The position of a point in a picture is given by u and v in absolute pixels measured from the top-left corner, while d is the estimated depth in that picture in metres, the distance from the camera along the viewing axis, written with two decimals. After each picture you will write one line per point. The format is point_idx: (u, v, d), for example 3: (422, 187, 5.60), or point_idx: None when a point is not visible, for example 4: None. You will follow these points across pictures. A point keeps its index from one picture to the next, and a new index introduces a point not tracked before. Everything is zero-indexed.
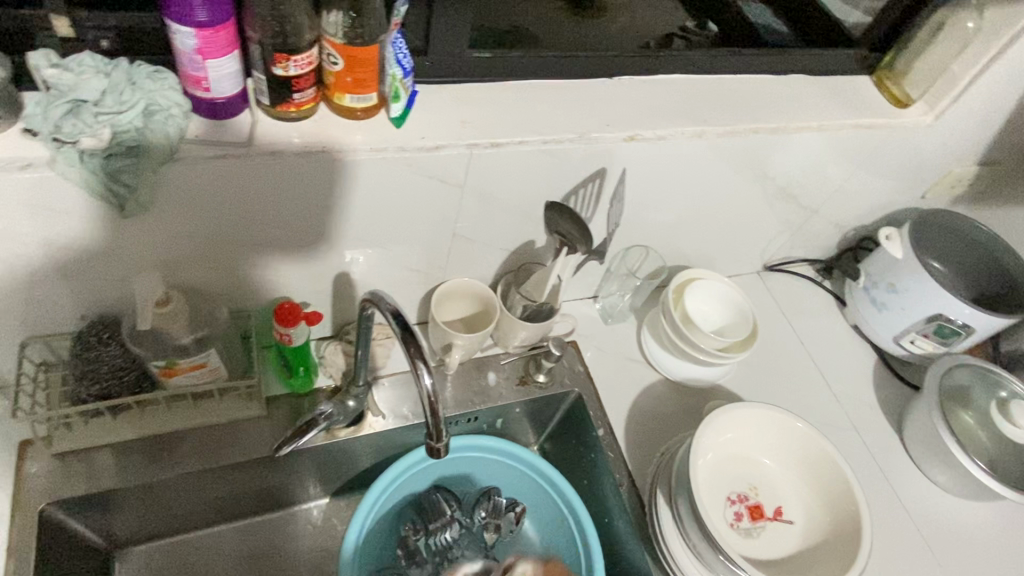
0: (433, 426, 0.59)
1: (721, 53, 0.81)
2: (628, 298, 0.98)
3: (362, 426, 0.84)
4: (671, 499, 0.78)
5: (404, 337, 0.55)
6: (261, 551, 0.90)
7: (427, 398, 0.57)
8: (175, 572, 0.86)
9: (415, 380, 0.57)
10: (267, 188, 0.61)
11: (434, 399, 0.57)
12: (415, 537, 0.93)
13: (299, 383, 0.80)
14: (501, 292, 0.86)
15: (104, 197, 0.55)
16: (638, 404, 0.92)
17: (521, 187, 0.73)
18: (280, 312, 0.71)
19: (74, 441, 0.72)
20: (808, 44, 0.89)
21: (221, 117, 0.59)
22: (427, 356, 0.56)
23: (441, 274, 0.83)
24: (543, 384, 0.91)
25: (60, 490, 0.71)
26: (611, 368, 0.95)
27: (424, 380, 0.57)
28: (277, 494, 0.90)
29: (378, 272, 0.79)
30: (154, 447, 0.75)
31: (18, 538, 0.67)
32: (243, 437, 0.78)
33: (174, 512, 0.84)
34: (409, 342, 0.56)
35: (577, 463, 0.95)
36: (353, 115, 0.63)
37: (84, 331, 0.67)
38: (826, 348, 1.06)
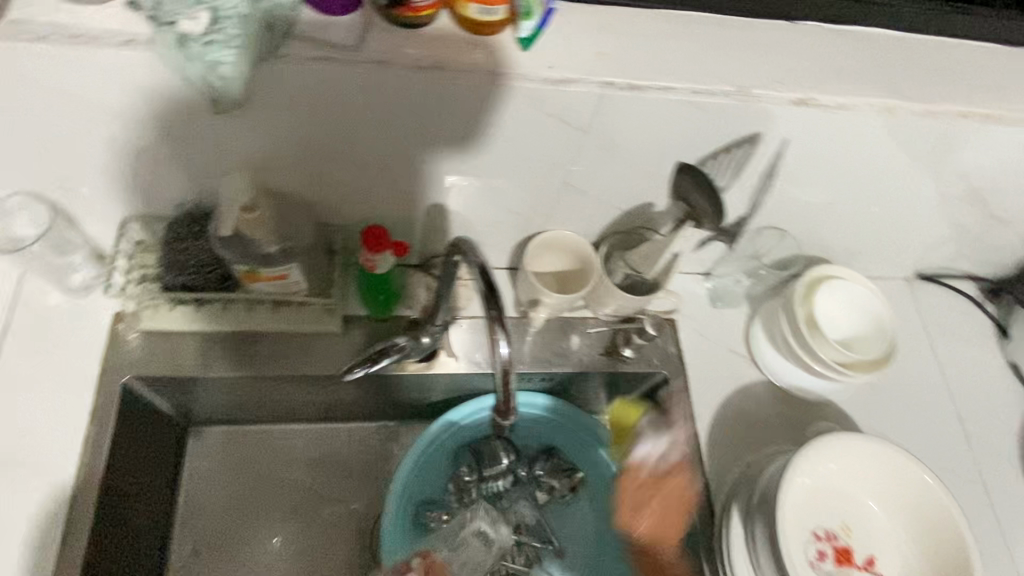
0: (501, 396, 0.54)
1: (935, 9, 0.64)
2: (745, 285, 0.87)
3: (433, 363, 0.81)
4: (748, 519, 0.70)
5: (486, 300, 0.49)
6: (324, 459, 0.92)
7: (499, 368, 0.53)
8: (241, 459, 0.90)
9: (490, 348, 0.52)
10: (371, 100, 0.55)
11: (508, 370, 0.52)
12: (467, 479, 0.89)
13: (377, 309, 0.77)
14: (604, 253, 0.77)
15: (202, 86, 0.50)
16: (731, 404, 0.82)
17: (652, 141, 0.62)
18: (368, 236, 0.68)
19: (159, 324, 0.73)
20: None
21: (333, 13, 0.52)
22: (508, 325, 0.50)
23: (541, 222, 0.75)
24: (628, 360, 0.83)
25: (143, 368, 0.73)
26: (708, 357, 0.84)
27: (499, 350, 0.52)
28: (342, 408, 0.90)
29: (474, 210, 0.72)
30: (232, 344, 0.75)
31: (100, 406, 0.70)
32: (316, 351, 0.77)
33: (245, 405, 0.86)
34: (490, 304, 0.52)
35: None
36: (476, 30, 0.54)
37: (177, 220, 0.66)
38: (971, 385, 0.90)
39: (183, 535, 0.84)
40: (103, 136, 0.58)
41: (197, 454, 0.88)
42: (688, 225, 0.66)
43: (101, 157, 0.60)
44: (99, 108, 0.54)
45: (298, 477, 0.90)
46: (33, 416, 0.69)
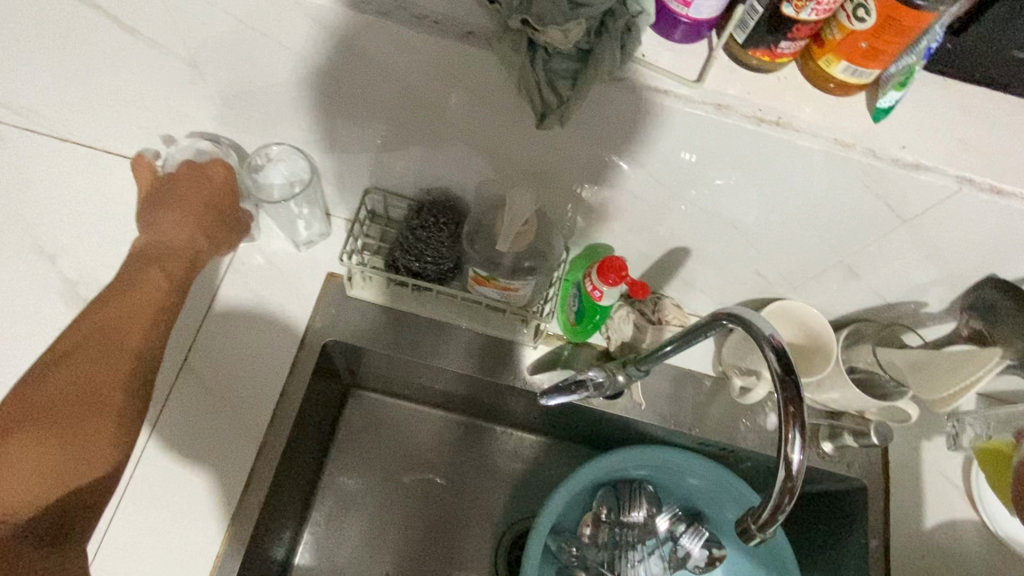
0: (768, 509, 0.46)
1: None
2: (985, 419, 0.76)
3: (614, 402, 0.76)
4: None
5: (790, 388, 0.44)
6: (468, 456, 0.90)
7: (781, 477, 0.45)
8: (390, 433, 0.90)
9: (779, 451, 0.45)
10: (686, 143, 0.49)
11: (792, 485, 0.45)
12: (606, 520, 0.88)
13: (576, 334, 0.73)
14: (845, 341, 0.69)
15: (529, 96, 0.45)
16: (935, 538, 0.72)
17: (974, 247, 0.53)
18: (605, 264, 0.63)
19: (371, 293, 0.74)
20: None
21: (677, 41, 0.47)
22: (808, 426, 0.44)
23: (783, 291, 0.68)
24: (827, 456, 0.75)
25: (344, 334, 0.73)
26: (917, 477, 0.75)
27: (791, 457, 0.45)
28: (498, 412, 0.88)
29: (717, 262, 0.66)
30: (429, 332, 0.74)
31: (301, 362, 0.71)
32: (507, 361, 0.74)
33: (413, 384, 0.86)
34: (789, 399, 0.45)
35: (809, 548, 0.81)
36: (826, 87, 0.47)
37: (424, 206, 0.65)
38: None
39: (326, 491, 0.85)
40: (390, 113, 0.56)
41: (355, 415, 0.90)
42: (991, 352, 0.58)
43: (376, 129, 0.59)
44: (403, 87, 0.52)
45: (441, 465, 0.89)
46: (241, 356, 0.70)
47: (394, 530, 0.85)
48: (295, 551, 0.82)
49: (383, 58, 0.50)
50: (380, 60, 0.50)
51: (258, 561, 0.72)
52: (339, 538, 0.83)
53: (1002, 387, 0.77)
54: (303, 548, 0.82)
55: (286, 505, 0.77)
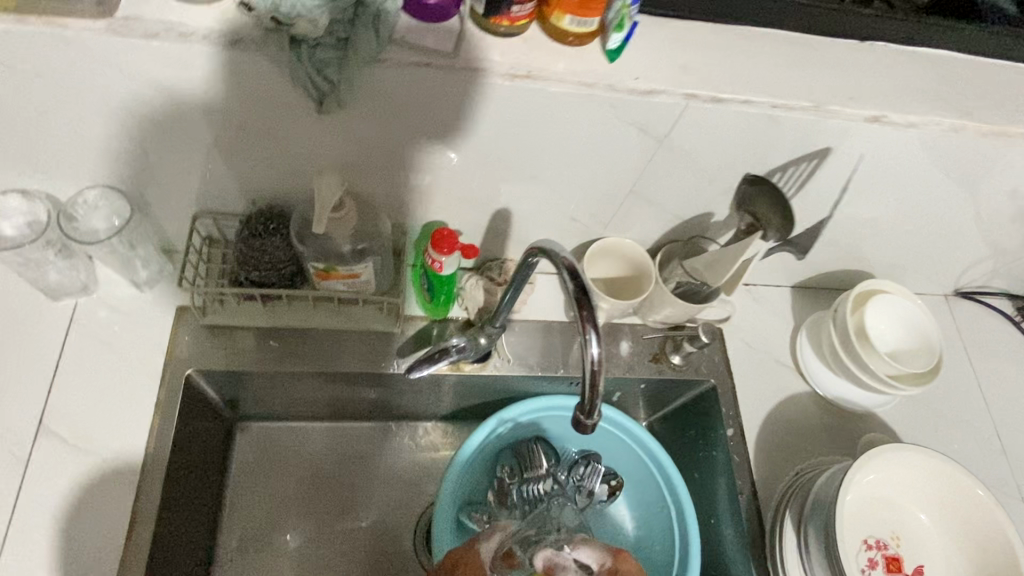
0: (590, 399, 0.53)
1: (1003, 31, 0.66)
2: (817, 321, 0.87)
3: (486, 365, 0.82)
4: (802, 528, 0.71)
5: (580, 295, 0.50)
6: (367, 457, 0.93)
7: (588, 367, 0.52)
8: (288, 457, 0.91)
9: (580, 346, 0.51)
10: (462, 106, 0.56)
11: (596, 371, 0.52)
12: (510, 481, 0.92)
13: (435, 310, 0.78)
14: (660, 261, 0.79)
15: (306, 87, 0.51)
16: (778, 413, 0.84)
17: (724, 153, 0.64)
18: (437, 236, 0.68)
19: (225, 317, 0.75)
20: None
21: (431, 21, 0.54)
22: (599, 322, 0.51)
23: (602, 229, 0.77)
24: (677, 367, 0.85)
25: (206, 361, 0.74)
26: (754, 365, 0.86)
27: (590, 348, 0.51)
28: (388, 407, 0.92)
29: (537, 215, 0.74)
30: (293, 340, 0.77)
31: (166, 397, 0.71)
32: (374, 350, 0.78)
33: (297, 401, 0.88)
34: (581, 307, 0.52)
35: (687, 452, 0.90)
36: (564, 40, 0.56)
37: (252, 218, 0.67)
38: (1008, 400, 0.92)
39: (230, 528, 0.85)
40: (192, 132, 0.59)
41: (246, 447, 0.90)
42: (755, 236, 0.67)
43: (184, 151, 0.62)
44: (196, 104, 0.56)
45: (343, 473, 0.92)
46: (100, 405, 0.69)
47: (308, 548, 0.86)
48: None
49: (167, 78, 0.53)
50: (164, 81, 0.53)
51: None
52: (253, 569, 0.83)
53: (803, 275, 0.90)
54: None
55: (185, 550, 0.76)
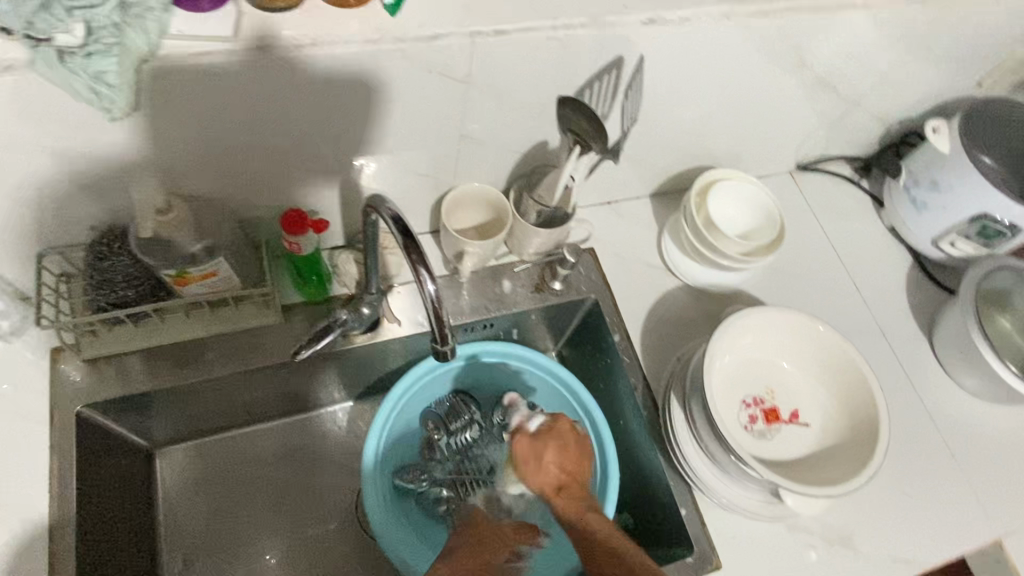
0: (438, 329, 0.61)
1: None
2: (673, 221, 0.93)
3: (379, 332, 0.85)
4: (685, 403, 0.79)
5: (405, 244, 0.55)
6: (295, 449, 0.96)
7: (429, 303, 0.58)
8: (216, 469, 0.92)
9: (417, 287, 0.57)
10: (261, 86, 0.58)
11: (437, 305, 0.59)
12: (437, 437, 0.97)
13: (313, 292, 0.81)
14: (514, 198, 0.83)
15: (92, 100, 0.53)
16: (657, 310, 0.90)
17: (531, 80, 0.68)
18: (286, 219, 0.69)
19: (101, 348, 0.75)
20: None
21: (206, 9, 0.55)
22: (430, 263, 0.56)
23: (451, 179, 0.80)
24: (559, 292, 0.90)
25: (93, 394, 0.74)
26: (629, 274, 0.92)
27: (426, 287, 0.57)
28: (302, 397, 0.94)
29: (384, 179, 0.77)
30: (179, 353, 0.78)
31: (60, 438, 0.71)
32: (263, 344, 0.80)
33: (208, 414, 0.88)
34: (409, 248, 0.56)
35: (591, 368, 0.97)
36: (344, 3, 0.58)
37: (94, 241, 0.68)
38: (859, 251, 1.02)
39: (171, 550, 0.86)
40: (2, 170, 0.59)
41: (170, 471, 0.90)
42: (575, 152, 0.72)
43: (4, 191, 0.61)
44: None
45: (275, 471, 0.94)
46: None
47: (253, 547, 0.89)
48: None
49: None
50: None
51: None
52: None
53: (657, 181, 0.97)
54: None
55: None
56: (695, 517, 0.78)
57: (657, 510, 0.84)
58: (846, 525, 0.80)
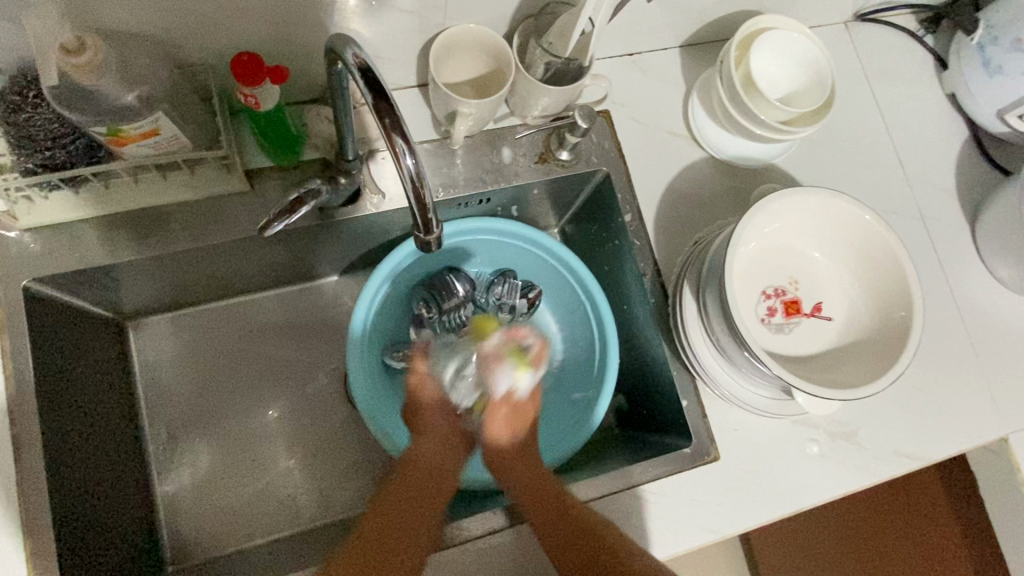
0: (420, 217, 0.52)
1: None
2: (704, 81, 0.79)
3: (359, 206, 0.75)
4: (698, 293, 0.71)
5: (374, 104, 0.45)
6: (276, 325, 0.90)
7: (409, 182, 0.48)
8: (194, 343, 0.87)
9: (394, 161, 0.47)
10: None
11: (418, 183, 0.48)
12: (428, 315, 0.90)
13: (281, 155, 0.69)
14: (518, 46, 0.70)
15: None
16: (675, 186, 0.80)
17: None
18: (237, 64, 0.57)
19: (42, 216, 0.65)
20: None
21: None
22: (406, 132, 0.46)
23: (442, 19, 0.66)
24: (565, 163, 0.79)
25: (40, 269, 0.66)
26: (646, 143, 0.81)
27: (404, 161, 0.47)
28: (280, 271, 0.86)
29: (359, 16, 0.62)
30: (134, 223, 0.68)
31: (9, 316, 0.65)
32: (228, 213, 0.70)
33: (179, 287, 0.81)
34: (381, 113, 0.46)
35: (596, 248, 0.89)
36: None
37: (2, 88, 0.55)
38: (911, 123, 0.89)
39: (153, 422, 0.84)
40: None
41: (147, 343, 0.86)
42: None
43: None
44: None
45: (256, 346, 0.89)
46: None
47: (239, 423, 0.86)
48: (154, 486, 0.82)
49: None
50: None
51: (109, 512, 0.72)
52: (189, 456, 0.84)
53: (689, 29, 0.81)
54: (159, 480, 0.82)
55: (110, 454, 0.76)
56: (697, 410, 0.75)
57: (656, 399, 0.81)
58: (853, 420, 0.77)
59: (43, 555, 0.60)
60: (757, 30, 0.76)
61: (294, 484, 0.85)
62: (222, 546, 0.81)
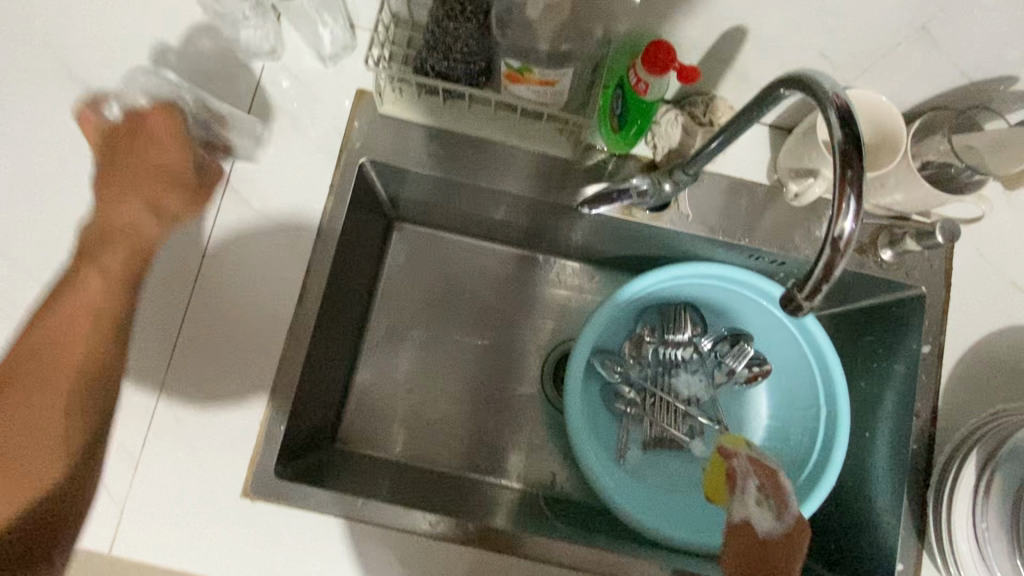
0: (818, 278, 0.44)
1: None
2: None
3: (660, 216, 0.73)
4: (984, 468, 0.63)
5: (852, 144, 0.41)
6: (512, 281, 0.93)
7: (826, 244, 0.43)
8: (437, 264, 0.92)
9: (830, 218, 0.42)
10: None
11: (838, 250, 0.42)
12: (648, 340, 0.89)
13: (618, 143, 0.68)
14: (916, 132, 0.64)
15: None
16: (993, 340, 0.71)
17: None
18: (651, 48, 0.57)
19: (402, 107, 0.71)
20: None
21: None
22: (864, 188, 0.42)
23: (851, 77, 0.62)
24: (884, 264, 0.72)
25: (378, 153, 0.72)
26: (980, 283, 0.72)
27: (842, 222, 0.42)
28: (541, 235, 0.88)
29: (775, 47, 0.61)
30: (467, 149, 0.72)
31: (340, 180, 0.71)
32: (547, 173, 0.72)
33: (457, 212, 0.86)
34: (845, 167, 0.42)
35: (855, 357, 0.81)
36: None
37: None
38: None
39: (379, 316, 0.90)
40: None
41: (401, 246, 0.92)
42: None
43: None
44: None
45: (485, 291, 0.92)
46: (283, 179, 0.71)
47: (446, 351, 0.90)
48: (355, 370, 0.88)
49: None
50: None
51: (325, 376, 0.79)
52: (393, 360, 0.89)
53: None
54: (362, 367, 0.88)
55: (342, 327, 0.82)
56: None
57: (858, 542, 0.73)
58: None
59: (285, 394, 0.67)
60: None
61: (465, 430, 0.87)
62: (387, 451, 0.86)
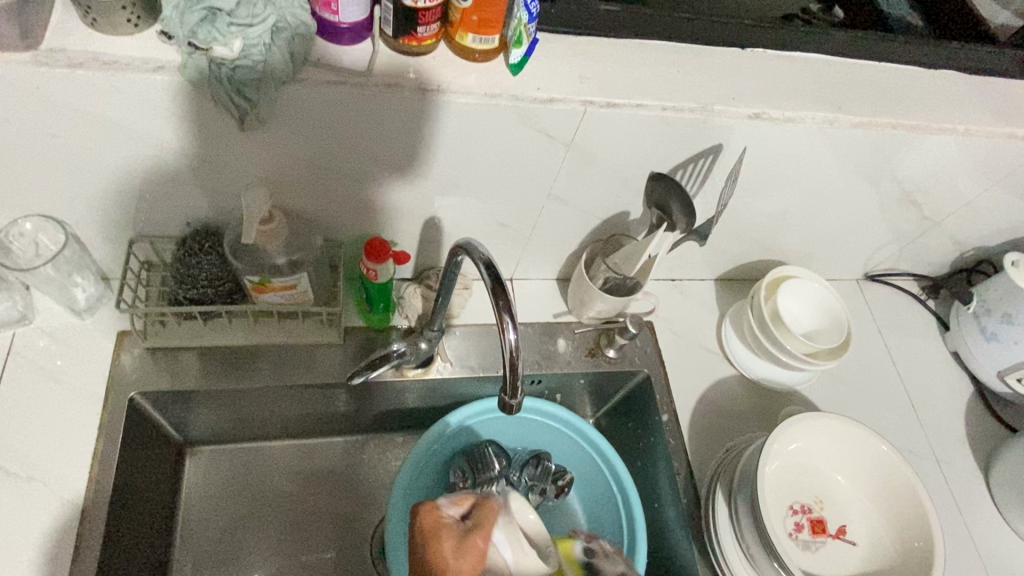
0: (510, 381, 0.58)
1: (850, 40, 0.77)
2: (736, 311, 0.93)
3: (429, 369, 0.85)
4: (731, 499, 0.76)
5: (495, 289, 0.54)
6: (321, 472, 0.93)
7: (507, 353, 0.56)
8: (237, 478, 0.90)
9: (498, 334, 0.56)
10: (378, 122, 0.63)
11: (515, 355, 0.56)
12: (461, 486, 0.89)
13: (376, 319, 0.82)
14: (586, 260, 0.85)
15: (228, 106, 0.58)
16: (708, 395, 0.89)
17: (629, 154, 0.72)
18: (370, 246, 0.72)
19: (165, 338, 0.76)
20: (953, 38, 0.83)
21: (342, 43, 0.61)
22: (515, 313, 0.55)
23: (529, 233, 0.82)
24: (612, 360, 0.89)
25: (148, 383, 0.75)
26: (684, 356, 0.92)
27: (507, 335, 0.56)
28: (340, 420, 0.92)
29: (467, 223, 0.79)
30: (237, 358, 0.79)
31: (108, 421, 0.72)
32: (318, 361, 0.80)
33: (249, 420, 0.88)
34: (497, 296, 0.56)
35: (628, 444, 0.95)
36: (471, 57, 0.63)
37: (187, 237, 0.71)
38: (917, 369, 1.00)
39: (181, 555, 0.83)
40: (136, 162, 0.64)
41: (197, 473, 0.88)
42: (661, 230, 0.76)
43: (128, 182, 0.66)
44: (139, 135, 0.61)
45: (295, 491, 0.91)
46: (44, 434, 0.70)
47: (262, 568, 0.85)
48: None
49: (99, 106, 0.57)
50: (86, 107, 0.57)
51: None
52: None
53: (724, 267, 0.97)
54: None
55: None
56: None
57: None
58: None
59: None
60: (781, 273, 0.91)
61: None
62: None
